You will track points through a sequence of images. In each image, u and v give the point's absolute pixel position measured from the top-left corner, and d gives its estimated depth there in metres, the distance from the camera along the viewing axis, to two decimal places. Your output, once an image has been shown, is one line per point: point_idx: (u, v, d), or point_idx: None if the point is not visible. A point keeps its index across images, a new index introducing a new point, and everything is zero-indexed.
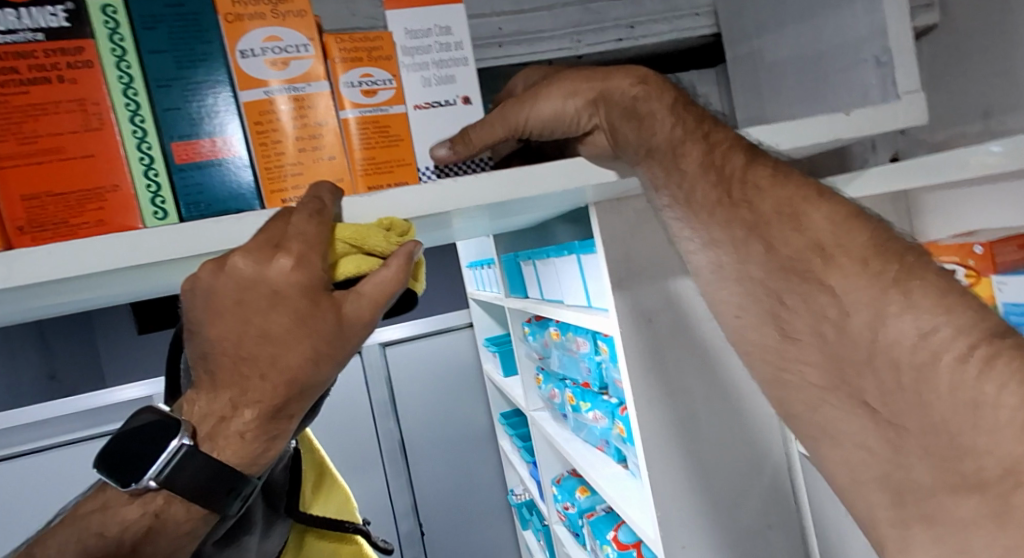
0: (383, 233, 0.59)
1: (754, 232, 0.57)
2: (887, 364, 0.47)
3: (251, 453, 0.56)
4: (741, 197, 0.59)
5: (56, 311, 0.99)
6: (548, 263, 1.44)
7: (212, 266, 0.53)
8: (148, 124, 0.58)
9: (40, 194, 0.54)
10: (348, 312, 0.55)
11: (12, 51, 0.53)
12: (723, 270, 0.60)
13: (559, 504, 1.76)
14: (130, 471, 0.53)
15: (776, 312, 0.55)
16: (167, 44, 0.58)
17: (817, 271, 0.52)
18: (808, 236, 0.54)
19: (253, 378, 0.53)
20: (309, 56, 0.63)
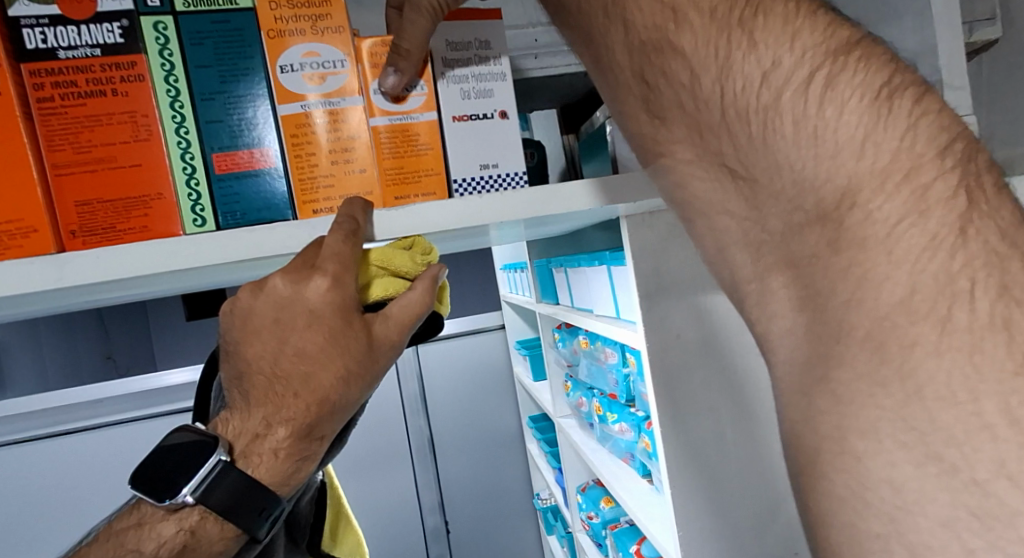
0: (409, 254, 0.62)
1: (722, 114, 0.40)
2: (873, 305, 0.35)
3: (283, 472, 0.57)
4: (693, 57, 0.40)
5: (103, 303, 1.03)
6: (579, 272, 1.44)
7: (251, 287, 0.57)
8: (192, 135, 0.61)
9: (92, 200, 0.58)
10: (377, 333, 0.57)
11: (73, 67, 0.57)
12: (719, 196, 0.42)
13: (584, 513, 1.76)
14: (166, 488, 0.55)
15: (795, 253, 0.39)
16: (212, 58, 0.61)
17: (785, 157, 0.38)
18: (782, 87, 0.38)
19: (287, 398, 0.55)
20: (344, 71, 0.64)
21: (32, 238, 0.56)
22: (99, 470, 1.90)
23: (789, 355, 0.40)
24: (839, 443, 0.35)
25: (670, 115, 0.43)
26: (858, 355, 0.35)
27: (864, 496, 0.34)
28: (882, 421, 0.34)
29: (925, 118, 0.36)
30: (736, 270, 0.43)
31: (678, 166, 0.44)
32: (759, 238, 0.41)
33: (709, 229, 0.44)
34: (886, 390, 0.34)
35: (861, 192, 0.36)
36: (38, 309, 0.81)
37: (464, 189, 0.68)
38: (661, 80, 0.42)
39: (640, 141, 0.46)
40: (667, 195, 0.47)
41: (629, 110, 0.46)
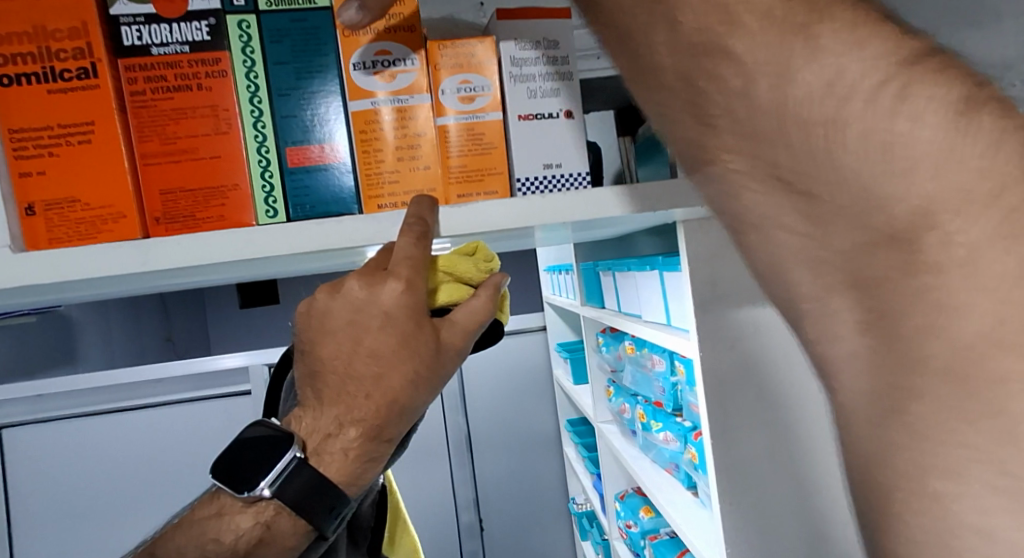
0: (472, 261, 0.63)
1: (780, 122, 0.35)
2: (958, 335, 0.31)
3: (352, 472, 0.59)
4: (746, 59, 0.35)
5: (155, 289, 1.07)
6: (628, 277, 1.43)
7: (328, 290, 0.59)
8: (269, 129, 0.63)
9: (175, 189, 0.61)
10: (444, 337, 0.59)
11: (163, 62, 0.60)
12: (773, 212, 0.37)
13: (622, 521, 1.74)
14: (247, 481, 0.58)
15: (863, 274, 0.34)
16: (289, 55, 0.63)
17: (854, 172, 0.33)
18: (847, 99, 0.33)
19: (359, 398, 0.57)
20: (414, 69, 0.65)
21: (122, 223, 0.60)
22: (131, 454, 1.78)
23: (854, 382, 0.36)
24: (917, 485, 0.32)
25: (720, 123, 0.37)
26: (937, 386, 0.32)
27: (952, 544, 0.30)
28: (973, 461, 0.30)
29: (1013, 133, 0.32)
30: (794, 290, 0.37)
31: (729, 178, 0.38)
32: (820, 258, 0.35)
33: (761, 243, 0.38)
34: (975, 427, 0.31)
35: (941, 212, 0.32)
36: (103, 292, 0.84)
37: (527, 189, 0.68)
38: (710, 85, 0.37)
39: (681, 151, 0.40)
40: (714, 207, 0.41)
41: (672, 115, 0.39)
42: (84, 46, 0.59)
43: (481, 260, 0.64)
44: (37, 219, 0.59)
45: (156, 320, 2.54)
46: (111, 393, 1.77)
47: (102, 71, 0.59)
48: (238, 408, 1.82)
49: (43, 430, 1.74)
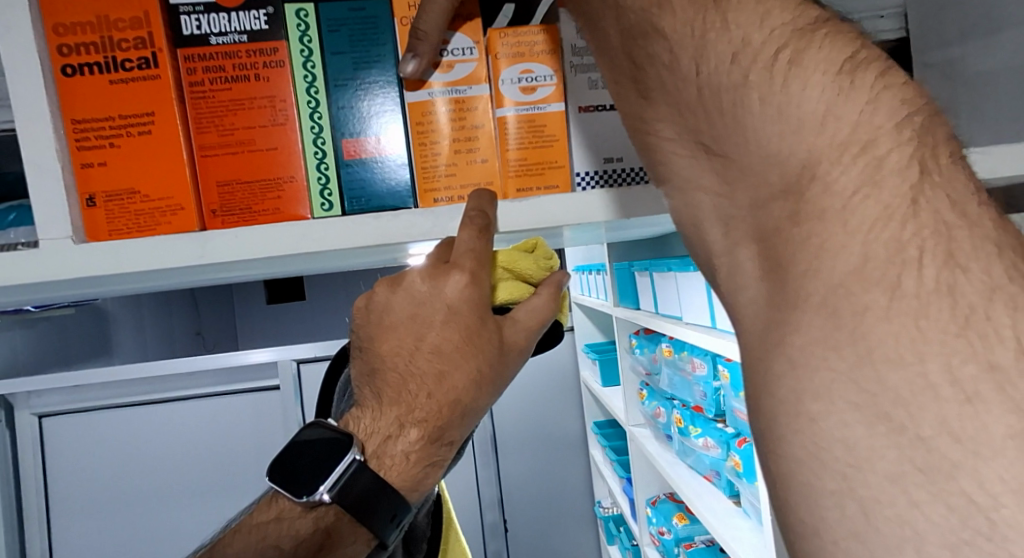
0: (531, 258, 0.63)
1: (697, 92, 0.39)
2: (830, 273, 0.34)
3: (411, 476, 0.59)
4: (673, 38, 0.39)
5: (191, 284, 1.06)
6: (667, 277, 1.40)
7: (388, 284, 0.61)
8: (325, 120, 0.62)
9: (232, 181, 0.60)
10: (508, 337, 0.59)
11: (222, 52, 0.59)
12: (695, 173, 0.41)
13: (654, 527, 1.70)
14: (304, 486, 0.58)
15: (763, 226, 0.38)
16: (347, 45, 0.61)
17: (752, 132, 0.37)
18: (750, 67, 0.37)
19: (420, 397, 0.58)
20: (473, 60, 0.63)
21: (179, 215, 0.60)
22: (161, 447, 1.71)
23: (754, 316, 0.38)
24: (795, 406, 0.33)
25: (656, 94, 0.42)
26: (814, 321, 0.34)
27: (820, 455, 0.32)
28: (835, 382, 0.32)
29: (887, 91, 0.36)
30: (709, 245, 0.42)
31: (662, 145, 0.43)
32: (728, 212, 0.40)
33: (685, 203, 0.42)
34: (839, 353, 0.32)
35: (821, 163, 0.35)
36: (144, 285, 0.84)
37: (586, 184, 0.66)
38: (647, 62, 0.41)
39: (630, 124, 0.46)
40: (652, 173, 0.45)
41: (622, 92, 0.45)
42: (146, 36, 0.58)
43: (540, 257, 0.65)
44: (98, 210, 0.59)
45: (188, 315, 2.59)
46: (148, 385, 1.68)
47: (162, 61, 0.58)
48: (268, 404, 1.75)
49: (74, 420, 1.67)
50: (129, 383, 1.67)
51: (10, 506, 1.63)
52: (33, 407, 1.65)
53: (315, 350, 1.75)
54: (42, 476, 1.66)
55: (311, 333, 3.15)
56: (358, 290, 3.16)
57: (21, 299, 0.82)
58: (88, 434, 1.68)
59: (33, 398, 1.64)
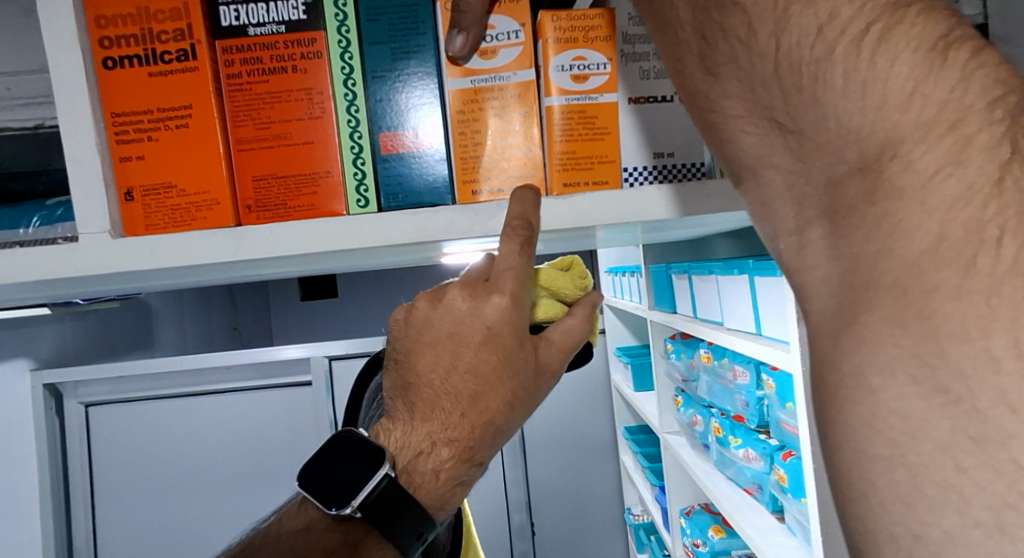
0: (569, 277, 0.61)
1: (775, 68, 0.36)
2: (904, 253, 0.32)
3: (441, 494, 0.58)
4: (752, 9, 0.36)
5: (225, 282, 1.06)
6: (708, 281, 1.35)
7: (429, 299, 0.58)
8: (361, 114, 0.60)
9: (268, 175, 0.59)
10: (542, 357, 0.57)
11: (259, 43, 0.58)
12: (765, 149, 0.38)
13: (688, 538, 1.65)
14: (335, 497, 0.56)
15: (835, 205, 0.36)
16: (386, 35, 0.59)
17: (834, 110, 0.34)
18: (836, 41, 0.34)
19: (454, 415, 0.56)
20: (519, 44, 0.59)
21: (215, 210, 0.58)
22: (197, 442, 1.72)
23: (825, 305, 0.36)
24: (856, 380, 0.33)
25: (725, 70, 0.39)
26: (883, 300, 0.33)
27: (875, 424, 0.32)
28: (897, 357, 0.32)
29: (980, 71, 0.33)
30: (778, 224, 0.39)
31: (728, 123, 0.39)
32: (801, 191, 0.37)
33: (757, 184, 0.40)
34: (905, 330, 0.32)
35: (902, 142, 0.33)
36: (180, 281, 0.84)
37: (635, 179, 0.62)
38: (720, 36, 0.38)
39: (691, 103, 0.42)
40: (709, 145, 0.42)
41: (686, 69, 0.41)
42: (185, 27, 0.57)
43: (575, 276, 0.64)
44: (135, 204, 0.58)
45: (226, 309, 2.63)
46: (188, 377, 1.70)
47: (200, 53, 0.57)
48: (301, 399, 1.75)
49: (118, 411, 1.71)
50: (171, 376, 1.69)
51: (56, 493, 1.67)
52: (80, 397, 1.69)
53: (345, 347, 1.71)
54: (87, 465, 1.71)
55: (343, 332, 3.16)
56: (389, 288, 3.17)
57: (71, 292, 0.84)
58: (129, 423, 1.71)
59: (81, 388, 1.69)
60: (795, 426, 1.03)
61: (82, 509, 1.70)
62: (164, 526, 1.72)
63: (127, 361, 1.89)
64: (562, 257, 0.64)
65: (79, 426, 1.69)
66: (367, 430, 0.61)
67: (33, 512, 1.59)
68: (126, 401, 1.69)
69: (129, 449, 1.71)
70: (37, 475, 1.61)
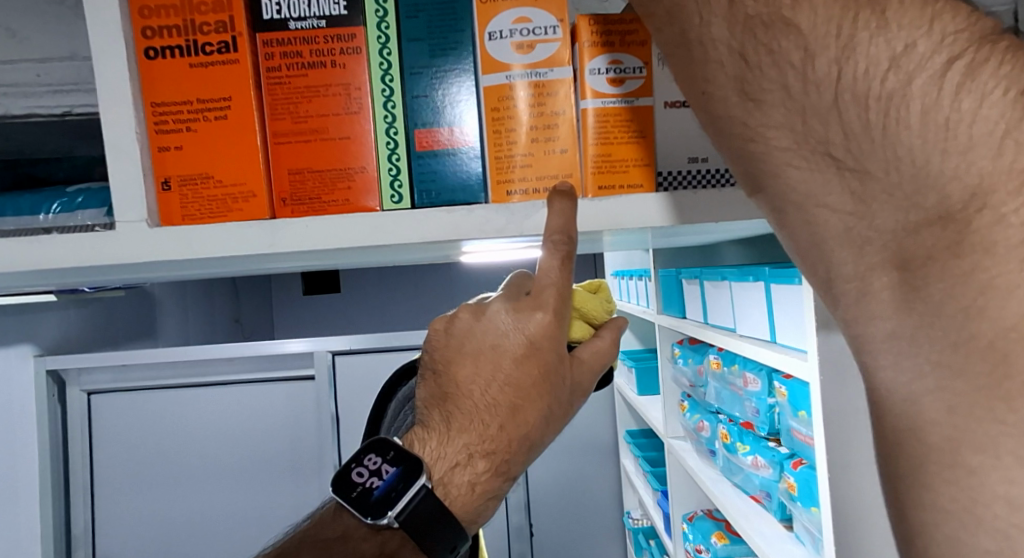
0: (599, 299, 0.63)
1: (835, 95, 0.38)
2: (1000, 317, 0.35)
3: (475, 508, 0.58)
4: (809, 35, 0.38)
5: (236, 273, 1.06)
6: (720, 287, 1.35)
7: (471, 312, 0.59)
8: (398, 110, 0.60)
9: (303, 169, 0.59)
10: (575, 375, 0.58)
11: (300, 37, 0.58)
12: (819, 187, 0.40)
13: (689, 545, 1.64)
14: (371, 507, 0.56)
15: (907, 254, 0.38)
16: (425, 32, 0.59)
17: (907, 148, 0.37)
18: (914, 73, 0.36)
19: (492, 428, 0.56)
20: (556, 40, 0.59)
21: (251, 203, 0.59)
22: (199, 435, 1.72)
23: (897, 379, 0.40)
24: (951, 456, 0.37)
25: (769, 98, 0.40)
26: (980, 370, 0.36)
27: (977, 510, 0.36)
28: (1004, 436, 0.35)
29: None
30: (836, 268, 0.41)
31: (773, 154, 0.41)
32: (864, 237, 0.40)
33: (804, 222, 0.42)
34: (1010, 407, 0.35)
35: (994, 192, 0.35)
36: (196, 274, 0.84)
37: (668, 183, 0.62)
38: (766, 60, 0.40)
39: (723, 129, 0.43)
40: (747, 177, 0.44)
41: (717, 91, 0.42)
42: (226, 20, 0.57)
43: (604, 299, 0.64)
44: (172, 194, 0.59)
45: (227, 303, 2.64)
46: (195, 367, 1.69)
47: (241, 46, 0.57)
48: (305, 394, 1.75)
49: (122, 399, 1.70)
50: (175, 365, 1.68)
51: (56, 479, 1.68)
52: (83, 384, 1.69)
53: (348, 342, 1.71)
54: (87, 453, 1.71)
55: (342, 324, 3.15)
56: (391, 286, 3.17)
57: (89, 282, 0.84)
58: (132, 413, 1.71)
59: (83, 375, 1.69)
60: (808, 435, 1.02)
61: (82, 497, 1.70)
62: (162, 518, 1.72)
63: (130, 349, 1.90)
64: (592, 281, 0.64)
65: (81, 413, 1.70)
66: (400, 438, 0.61)
67: (33, 499, 1.61)
68: (125, 390, 1.70)
69: (131, 437, 1.71)
70: (39, 465, 1.62)
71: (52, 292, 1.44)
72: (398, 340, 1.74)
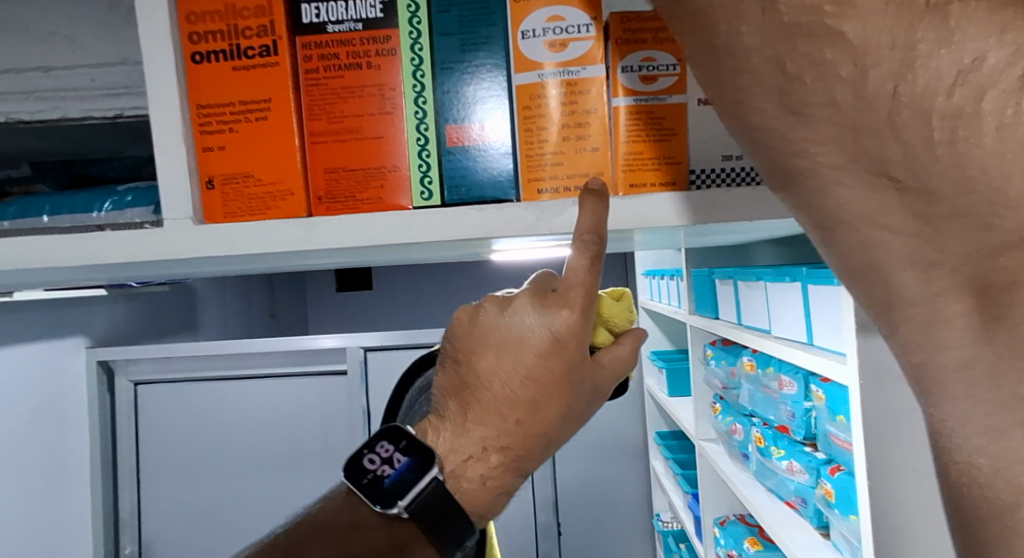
0: (621, 307, 0.62)
1: (890, 115, 0.31)
2: None
3: (486, 502, 0.59)
4: (858, 45, 0.31)
5: (271, 270, 1.08)
6: (755, 288, 1.32)
7: (497, 303, 0.59)
8: (429, 106, 0.61)
9: (339, 168, 0.60)
10: (595, 377, 0.58)
11: (337, 39, 0.59)
12: (874, 208, 0.33)
13: (721, 549, 1.62)
14: (382, 495, 0.58)
15: (985, 277, 0.31)
16: (456, 27, 0.60)
17: (982, 172, 0.29)
18: (986, 88, 0.29)
19: (507, 422, 0.57)
20: (589, 37, 0.60)
21: (288, 201, 0.61)
22: (237, 425, 1.77)
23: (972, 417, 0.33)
24: None
25: (814, 112, 0.33)
26: None
27: None
28: None
29: None
30: (896, 293, 0.34)
31: (820, 172, 0.34)
32: (929, 259, 0.32)
33: (856, 243, 0.34)
34: None
35: None
36: (232, 270, 0.85)
37: (701, 181, 0.62)
38: (809, 71, 0.32)
39: (756, 142, 0.36)
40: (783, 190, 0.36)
41: (752, 101, 0.34)
42: (268, 24, 0.59)
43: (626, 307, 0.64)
44: (215, 192, 0.61)
45: (263, 297, 2.71)
46: (233, 359, 1.74)
47: (282, 49, 0.59)
48: (336, 388, 1.77)
49: (165, 389, 1.77)
50: (214, 357, 1.73)
51: (106, 464, 1.75)
52: (131, 374, 1.77)
53: (380, 338, 1.73)
54: (133, 440, 1.77)
55: (376, 321, 3.20)
56: (425, 283, 3.20)
57: (131, 278, 0.86)
58: (174, 403, 1.77)
59: (131, 366, 1.76)
60: (846, 440, 1.00)
61: (128, 481, 1.77)
62: (202, 505, 1.77)
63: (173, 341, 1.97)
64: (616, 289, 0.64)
65: (128, 401, 1.77)
66: (415, 425, 0.63)
67: (84, 484, 1.70)
68: (170, 381, 1.76)
69: (173, 425, 1.77)
70: (88, 449, 1.70)
71: (103, 285, 1.51)
72: (430, 337, 1.75)
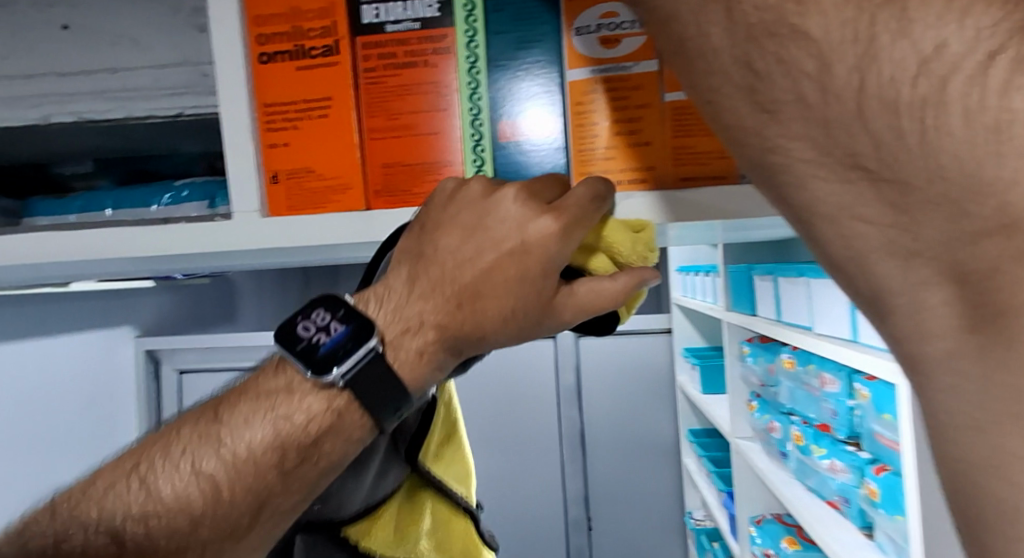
0: (632, 241, 0.57)
1: (858, 105, 0.31)
2: None
3: (417, 384, 0.58)
4: (822, 43, 0.31)
5: (317, 262, 1.11)
6: (796, 284, 1.31)
7: (483, 188, 0.58)
8: (483, 102, 0.62)
9: (395, 163, 0.62)
10: (558, 300, 0.56)
11: (395, 39, 0.61)
12: (851, 200, 0.33)
13: (756, 547, 1.61)
14: (315, 360, 0.56)
15: (963, 265, 0.30)
16: (511, 25, 0.61)
17: (950, 157, 0.28)
18: (947, 76, 0.28)
19: (451, 301, 0.57)
20: (641, 32, 0.60)
21: (348, 195, 0.63)
22: None
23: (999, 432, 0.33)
24: None
25: (785, 110, 0.33)
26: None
27: None
28: None
29: None
30: (882, 284, 0.34)
31: (795, 166, 0.34)
32: (908, 247, 0.32)
33: (837, 234, 0.35)
34: None
35: None
36: (278, 261, 0.88)
37: None
38: (775, 70, 0.33)
39: (738, 138, 0.37)
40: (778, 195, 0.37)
41: (726, 101, 0.36)
42: (330, 25, 0.61)
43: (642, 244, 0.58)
44: (279, 187, 0.63)
45: None
46: None
47: (343, 48, 0.61)
48: None
49: (211, 378, 1.86)
50: (257, 349, 1.80)
51: None
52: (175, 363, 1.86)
53: None
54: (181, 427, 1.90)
55: None
56: None
57: (186, 270, 0.91)
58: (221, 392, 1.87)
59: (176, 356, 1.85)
60: (893, 440, 0.98)
61: None
62: None
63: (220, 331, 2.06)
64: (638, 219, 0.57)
65: (174, 390, 1.88)
66: (358, 296, 0.62)
67: None
68: (213, 370, 1.88)
69: None
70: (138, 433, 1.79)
71: (150, 279, 1.58)
72: None
